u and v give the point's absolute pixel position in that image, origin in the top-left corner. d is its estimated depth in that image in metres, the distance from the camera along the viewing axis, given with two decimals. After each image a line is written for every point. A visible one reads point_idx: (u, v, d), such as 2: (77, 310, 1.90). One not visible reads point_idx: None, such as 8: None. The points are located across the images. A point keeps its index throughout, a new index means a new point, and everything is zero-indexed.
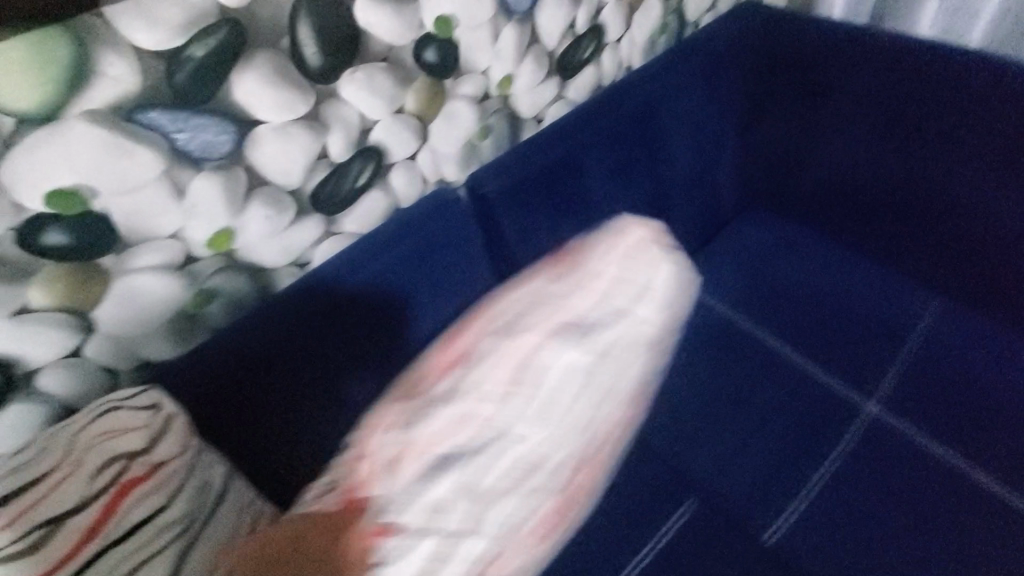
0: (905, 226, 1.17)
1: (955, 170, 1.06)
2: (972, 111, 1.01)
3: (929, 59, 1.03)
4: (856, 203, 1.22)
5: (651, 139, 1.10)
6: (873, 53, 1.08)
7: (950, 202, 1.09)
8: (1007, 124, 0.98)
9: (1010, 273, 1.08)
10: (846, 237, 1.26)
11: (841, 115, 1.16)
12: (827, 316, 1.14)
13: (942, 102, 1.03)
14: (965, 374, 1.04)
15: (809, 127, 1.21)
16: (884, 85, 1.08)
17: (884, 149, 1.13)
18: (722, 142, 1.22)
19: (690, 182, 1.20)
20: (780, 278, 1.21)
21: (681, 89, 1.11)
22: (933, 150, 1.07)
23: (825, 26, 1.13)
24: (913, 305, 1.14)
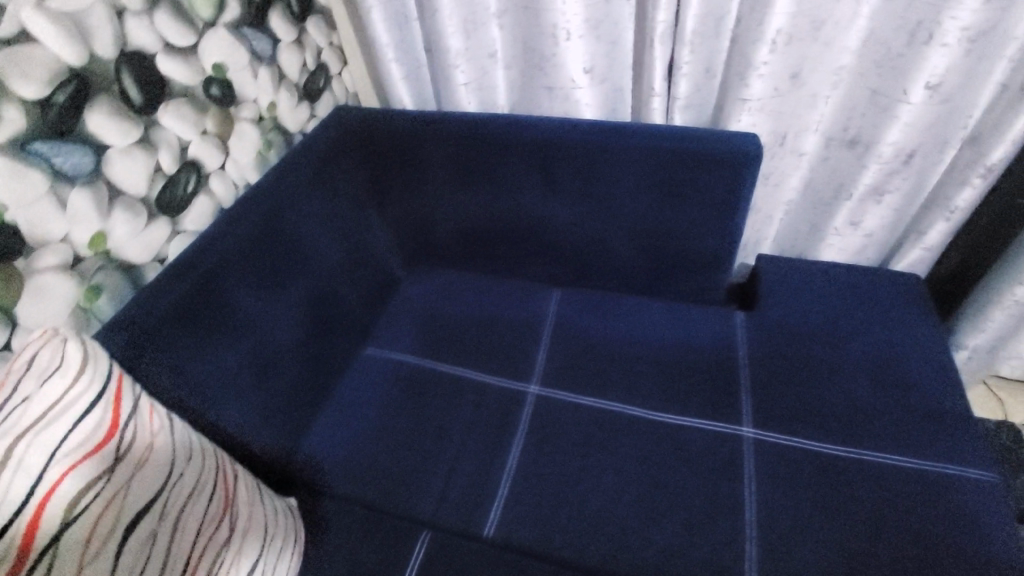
0: (520, 248, 1.13)
1: (528, 206, 1.07)
2: (507, 154, 1.02)
3: (469, 123, 1.03)
4: (464, 250, 1.17)
5: (286, 251, 0.94)
6: (419, 124, 1.05)
7: (536, 235, 1.10)
8: (535, 158, 1.01)
9: (591, 273, 1.11)
10: (480, 264, 1.18)
11: (428, 178, 1.10)
12: (500, 350, 1.01)
13: (480, 151, 1.03)
14: (659, 388, 0.91)
15: (401, 179, 1.11)
16: (438, 147, 1.06)
17: (454, 198, 1.10)
18: (352, 224, 1.08)
19: (337, 270, 1.03)
20: (462, 321, 1.07)
21: (279, 173, 0.96)
22: (493, 190, 1.07)
23: (378, 112, 1.09)
24: (537, 302, 1.09)
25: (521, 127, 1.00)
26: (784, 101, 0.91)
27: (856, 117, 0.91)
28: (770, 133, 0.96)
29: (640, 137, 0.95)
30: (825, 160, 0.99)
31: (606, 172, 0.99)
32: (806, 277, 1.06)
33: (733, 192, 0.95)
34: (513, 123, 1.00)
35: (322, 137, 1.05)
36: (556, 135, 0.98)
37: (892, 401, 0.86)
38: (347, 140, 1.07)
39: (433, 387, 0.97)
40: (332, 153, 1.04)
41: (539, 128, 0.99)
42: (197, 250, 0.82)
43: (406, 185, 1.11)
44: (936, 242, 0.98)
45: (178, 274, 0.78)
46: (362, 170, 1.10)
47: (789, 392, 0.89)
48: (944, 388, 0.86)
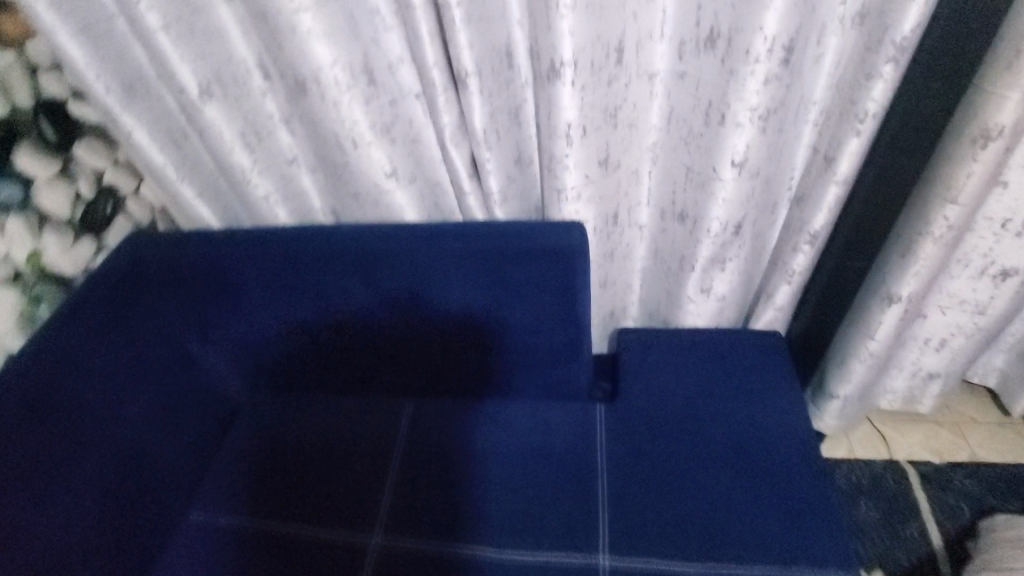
0: (366, 361, 1.02)
1: (361, 318, 0.96)
2: (331, 269, 0.91)
3: (282, 240, 0.92)
4: (306, 369, 1.05)
5: (70, 432, 0.79)
6: (229, 248, 0.93)
7: (378, 345, 1.00)
8: (362, 273, 0.91)
9: (444, 381, 1.02)
10: (328, 381, 1.06)
11: (247, 300, 0.97)
12: (347, 494, 0.90)
13: (300, 268, 0.92)
14: (518, 519, 0.85)
15: (215, 306, 0.97)
16: (253, 268, 0.93)
17: (283, 320, 0.98)
18: (164, 366, 0.94)
19: (146, 427, 0.90)
20: (303, 458, 0.95)
21: (50, 333, 0.81)
22: (324, 306, 0.96)
23: (184, 237, 0.95)
24: (385, 421, 0.99)
25: (343, 242, 0.90)
26: (603, 186, 0.85)
27: (680, 192, 0.85)
28: (597, 215, 0.90)
29: (466, 238, 0.87)
30: (664, 232, 0.94)
31: (434, 278, 0.90)
32: (666, 351, 1.01)
33: (568, 287, 0.88)
34: (336, 240, 0.91)
35: (111, 274, 0.90)
36: (376, 245, 0.89)
37: (746, 493, 0.85)
38: (146, 275, 0.92)
39: (266, 550, 0.86)
40: (129, 293, 0.90)
41: (362, 241, 0.90)
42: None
43: (223, 311, 0.98)
44: (786, 301, 0.94)
45: None
46: (172, 302, 0.95)
47: (645, 496, 0.86)
48: (793, 472, 0.86)
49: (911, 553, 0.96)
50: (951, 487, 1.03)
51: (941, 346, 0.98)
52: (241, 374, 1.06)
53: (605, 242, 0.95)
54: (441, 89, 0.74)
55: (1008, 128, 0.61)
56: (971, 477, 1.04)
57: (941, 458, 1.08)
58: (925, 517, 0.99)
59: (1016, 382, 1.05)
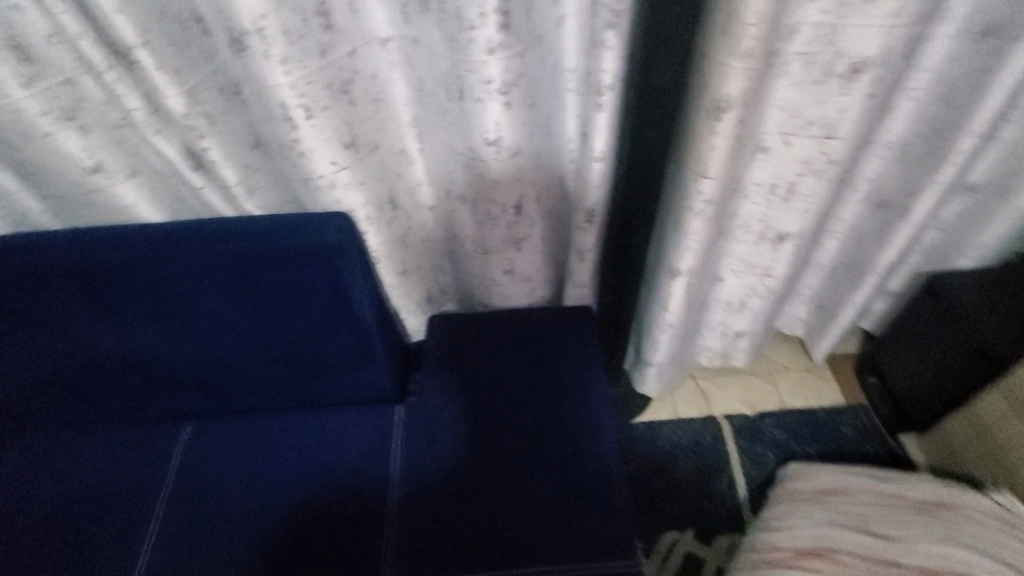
0: (136, 386, 0.87)
1: (102, 343, 0.81)
2: (50, 285, 0.74)
3: None
4: (57, 404, 0.88)
5: None
6: None
7: (145, 368, 0.85)
8: (94, 287, 0.75)
9: (233, 396, 0.90)
10: (97, 414, 0.91)
11: None
12: (105, 542, 0.79)
13: (6, 288, 0.74)
14: (312, 543, 0.77)
15: None
16: None
17: (10, 350, 0.80)
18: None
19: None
20: (63, 505, 0.83)
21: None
22: (55, 328, 0.78)
23: None
24: (159, 454, 0.87)
25: (60, 251, 0.72)
26: (362, 171, 0.74)
27: (453, 172, 0.76)
28: (366, 203, 0.78)
29: (218, 240, 0.74)
30: (452, 214, 0.85)
31: (181, 290, 0.77)
32: (473, 341, 0.94)
33: (341, 288, 0.78)
34: (51, 248, 0.72)
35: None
36: (91, 255, 0.72)
37: (541, 493, 0.79)
38: None
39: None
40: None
41: (88, 249, 0.73)
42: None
43: None
44: (586, 278, 0.90)
45: None
46: None
47: (436, 510, 0.78)
48: (599, 450, 0.82)
49: (718, 506, 1.00)
50: (759, 439, 1.08)
51: (742, 308, 0.99)
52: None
53: (389, 230, 0.85)
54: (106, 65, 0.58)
55: (735, 99, 0.60)
56: (778, 425, 1.10)
57: (752, 408, 1.13)
58: (734, 468, 1.04)
59: (815, 334, 1.10)
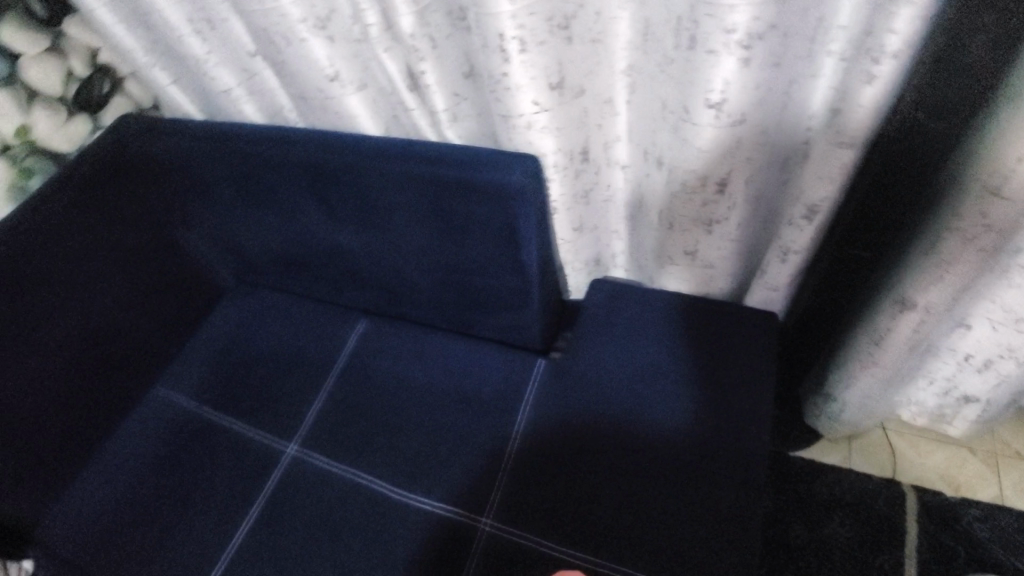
0: (329, 275, 1.00)
1: (316, 232, 0.93)
2: (288, 176, 0.87)
3: (237, 139, 0.89)
4: (273, 269, 1.05)
5: (36, 291, 0.86)
6: (199, 144, 0.92)
7: (338, 261, 0.96)
8: (316, 184, 0.86)
9: (400, 306, 0.98)
10: (298, 289, 1.07)
11: (217, 196, 0.97)
12: (280, 394, 0.93)
13: (257, 171, 0.90)
14: (438, 459, 0.82)
15: (195, 198, 0.99)
16: (222, 166, 0.92)
17: (252, 221, 0.98)
18: (140, 249, 0.99)
19: (118, 305, 0.97)
20: (257, 351, 1.00)
21: (31, 204, 0.86)
22: (284, 211, 0.93)
23: (168, 127, 0.95)
24: (335, 334, 0.99)
25: (302, 148, 0.84)
26: (563, 117, 0.70)
27: (658, 131, 0.69)
28: (558, 150, 0.75)
29: (417, 161, 0.78)
30: (647, 177, 0.78)
31: (379, 201, 0.83)
32: (633, 316, 0.88)
33: (516, 228, 0.78)
34: (295, 146, 0.85)
35: (90, 152, 0.93)
36: (323, 155, 0.83)
37: (662, 500, 0.73)
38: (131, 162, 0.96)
39: (201, 448, 0.90)
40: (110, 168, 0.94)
41: (318, 151, 0.83)
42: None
43: (205, 204, 1.00)
44: (783, 283, 0.78)
45: None
46: (159, 184, 0.99)
47: (554, 472, 0.78)
48: (753, 483, 0.72)
49: None
50: (953, 525, 0.87)
51: (986, 367, 0.77)
52: (227, 264, 1.10)
53: (575, 183, 0.81)
54: None
55: None
56: (985, 521, 0.87)
57: (956, 492, 0.91)
58: (908, 548, 0.86)
59: None
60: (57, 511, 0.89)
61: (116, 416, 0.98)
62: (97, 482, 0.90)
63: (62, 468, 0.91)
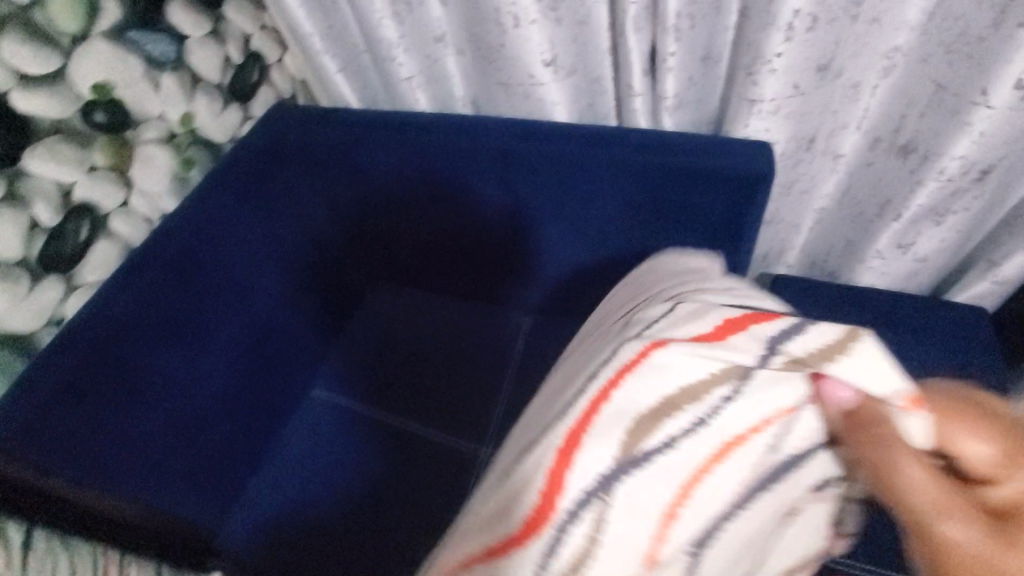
0: (493, 271, 0.97)
1: (492, 225, 0.90)
2: (470, 167, 0.83)
3: (414, 130, 0.86)
4: (428, 264, 1.01)
5: (207, 290, 0.82)
6: (369, 133, 0.88)
7: (508, 256, 0.93)
8: (504, 176, 0.82)
9: (569, 303, 0.97)
10: (450, 287, 1.04)
11: (379, 189, 0.93)
12: (458, 394, 0.93)
13: (434, 163, 0.86)
14: None
15: (352, 191, 0.94)
16: (394, 156, 0.87)
17: (418, 216, 0.94)
18: (293, 247, 0.95)
19: (276, 303, 0.93)
20: (422, 350, 0.98)
21: (198, 199, 0.82)
22: (458, 204, 0.89)
23: (329, 117, 0.91)
24: (501, 333, 0.99)
25: (489, 139, 0.81)
26: (809, 102, 0.68)
27: (913, 116, 0.67)
28: (791, 138, 0.73)
29: (631, 150, 0.74)
30: (870, 166, 0.75)
31: (578, 194, 0.80)
32: (830, 313, 0.85)
33: (738, 219, 0.75)
34: (484, 136, 0.81)
35: (252, 150, 0.89)
36: (521, 144, 0.79)
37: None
38: (288, 155, 0.92)
39: (385, 449, 0.89)
40: (274, 168, 0.90)
41: (513, 140, 0.79)
42: (111, 300, 0.72)
43: (364, 198, 0.94)
44: (1012, 275, 0.75)
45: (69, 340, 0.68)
46: (316, 179, 0.94)
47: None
48: None
49: None
50: None
51: None
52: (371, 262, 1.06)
53: (787, 172, 0.78)
54: None
55: None
56: None
57: None
58: None
59: None
60: (238, 518, 0.86)
61: (277, 419, 0.95)
62: (274, 487, 0.88)
63: (235, 474, 0.87)
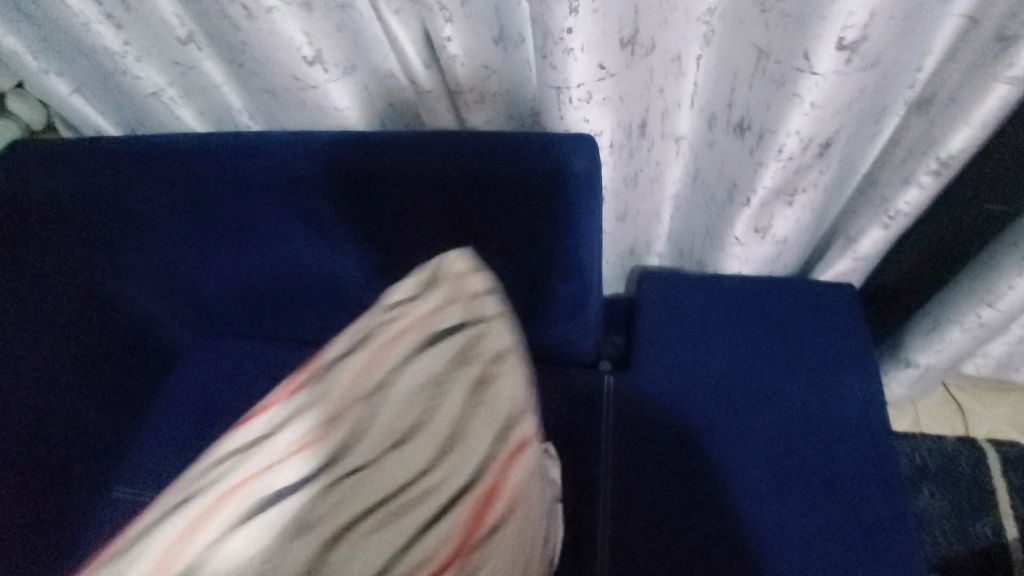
0: (328, 311, 0.82)
1: (308, 261, 0.75)
2: (255, 197, 0.67)
3: (179, 156, 0.66)
4: (245, 309, 0.85)
5: None
6: (127, 165, 0.67)
7: (337, 292, 0.79)
8: (297, 200, 0.67)
9: None
10: (286, 331, 0.88)
11: (155, 231, 0.74)
12: None
13: (212, 196, 0.69)
14: None
15: (121, 229, 0.74)
16: (168, 193, 0.68)
17: (217, 258, 0.77)
18: (63, 317, 0.75)
19: (48, 387, 0.74)
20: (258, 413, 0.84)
21: None
22: (255, 237, 0.73)
23: (82, 152, 0.69)
24: None
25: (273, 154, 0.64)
26: (626, 84, 0.57)
27: (744, 90, 0.57)
28: (617, 125, 0.62)
29: (438, 158, 0.61)
30: (712, 147, 0.66)
31: (384, 215, 0.67)
32: (699, 312, 0.77)
33: (572, 228, 0.64)
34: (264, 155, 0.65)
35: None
36: (304, 165, 0.63)
37: (797, 508, 0.65)
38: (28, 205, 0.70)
39: None
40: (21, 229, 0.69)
41: (306, 154, 0.64)
42: None
43: (143, 244, 0.76)
44: (872, 250, 0.70)
45: None
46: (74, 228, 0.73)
47: (658, 485, 0.68)
48: (883, 477, 0.66)
49: (977, 547, 0.84)
50: None
51: None
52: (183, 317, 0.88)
53: (626, 162, 0.67)
54: None
55: None
56: None
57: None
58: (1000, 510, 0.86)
59: None
60: None
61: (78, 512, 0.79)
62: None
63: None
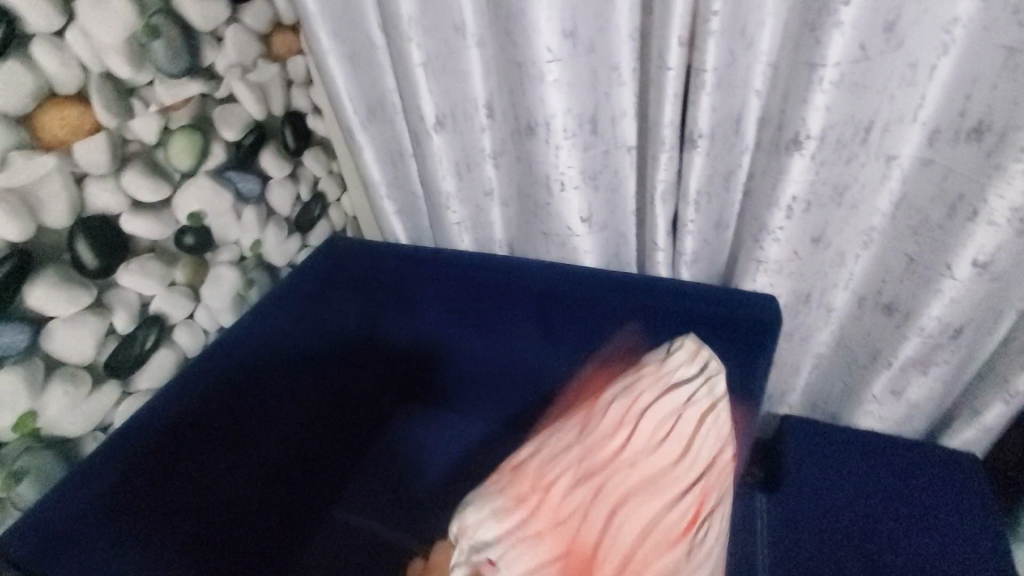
0: (523, 398, 1.03)
1: (529, 355, 0.96)
2: (508, 302, 0.93)
3: (461, 267, 0.96)
4: (458, 388, 1.06)
5: (248, 404, 0.84)
6: (423, 268, 0.97)
7: (539, 386, 1.00)
8: (539, 309, 0.91)
9: None
10: (478, 412, 1.08)
11: (419, 315, 1.00)
12: None
13: (477, 297, 0.95)
14: None
15: (393, 309, 1.00)
16: (447, 290, 0.96)
17: (458, 343, 1.00)
18: (330, 366, 0.98)
19: (306, 417, 0.94)
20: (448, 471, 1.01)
21: (254, 315, 0.89)
22: (494, 332, 0.97)
23: (388, 254, 1.00)
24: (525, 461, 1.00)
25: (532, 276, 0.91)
26: (806, 265, 0.82)
27: (893, 283, 0.80)
28: (791, 291, 0.85)
29: (650, 295, 0.85)
30: (859, 320, 0.87)
31: (604, 331, 0.89)
32: (841, 454, 0.91)
33: (756, 365, 0.81)
34: (528, 275, 0.91)
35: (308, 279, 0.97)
36: (555, 286, 0.89)
37: None
38: (341, 283, 0.99)
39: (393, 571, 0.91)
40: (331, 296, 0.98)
41: (556, 278, 0.90)
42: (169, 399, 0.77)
43: (405, 323, 1.01)
44: (995, 425, 0.85)
45: (133, 434, 0.73)
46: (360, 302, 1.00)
47: None
48: None
49: None
50: None
51: None
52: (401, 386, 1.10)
53: (791, 321, 0.89)
54: (668, 147, 0.75)
55: None
56: None
57: None
58: None
59: None
60: None
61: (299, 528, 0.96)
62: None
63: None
